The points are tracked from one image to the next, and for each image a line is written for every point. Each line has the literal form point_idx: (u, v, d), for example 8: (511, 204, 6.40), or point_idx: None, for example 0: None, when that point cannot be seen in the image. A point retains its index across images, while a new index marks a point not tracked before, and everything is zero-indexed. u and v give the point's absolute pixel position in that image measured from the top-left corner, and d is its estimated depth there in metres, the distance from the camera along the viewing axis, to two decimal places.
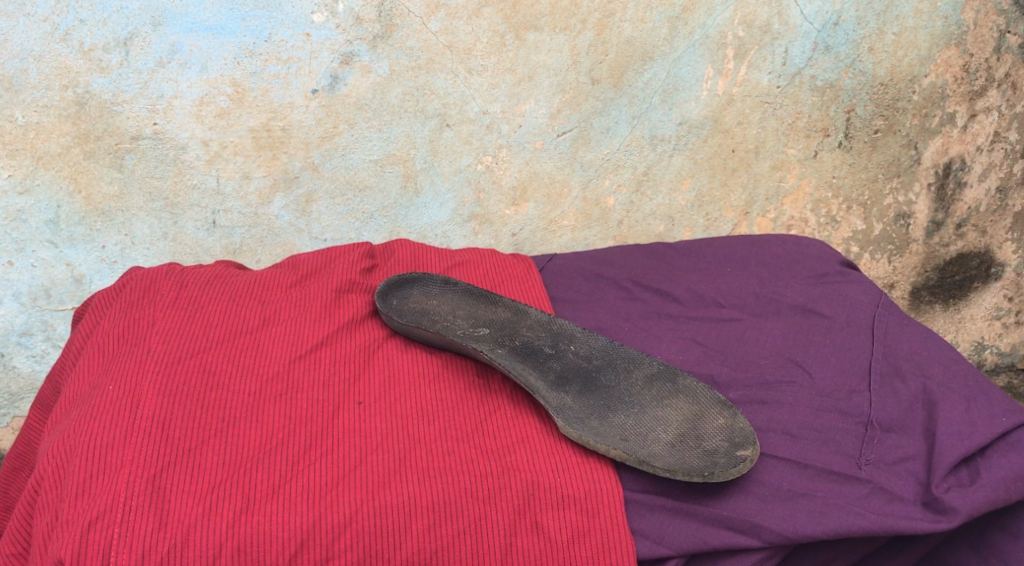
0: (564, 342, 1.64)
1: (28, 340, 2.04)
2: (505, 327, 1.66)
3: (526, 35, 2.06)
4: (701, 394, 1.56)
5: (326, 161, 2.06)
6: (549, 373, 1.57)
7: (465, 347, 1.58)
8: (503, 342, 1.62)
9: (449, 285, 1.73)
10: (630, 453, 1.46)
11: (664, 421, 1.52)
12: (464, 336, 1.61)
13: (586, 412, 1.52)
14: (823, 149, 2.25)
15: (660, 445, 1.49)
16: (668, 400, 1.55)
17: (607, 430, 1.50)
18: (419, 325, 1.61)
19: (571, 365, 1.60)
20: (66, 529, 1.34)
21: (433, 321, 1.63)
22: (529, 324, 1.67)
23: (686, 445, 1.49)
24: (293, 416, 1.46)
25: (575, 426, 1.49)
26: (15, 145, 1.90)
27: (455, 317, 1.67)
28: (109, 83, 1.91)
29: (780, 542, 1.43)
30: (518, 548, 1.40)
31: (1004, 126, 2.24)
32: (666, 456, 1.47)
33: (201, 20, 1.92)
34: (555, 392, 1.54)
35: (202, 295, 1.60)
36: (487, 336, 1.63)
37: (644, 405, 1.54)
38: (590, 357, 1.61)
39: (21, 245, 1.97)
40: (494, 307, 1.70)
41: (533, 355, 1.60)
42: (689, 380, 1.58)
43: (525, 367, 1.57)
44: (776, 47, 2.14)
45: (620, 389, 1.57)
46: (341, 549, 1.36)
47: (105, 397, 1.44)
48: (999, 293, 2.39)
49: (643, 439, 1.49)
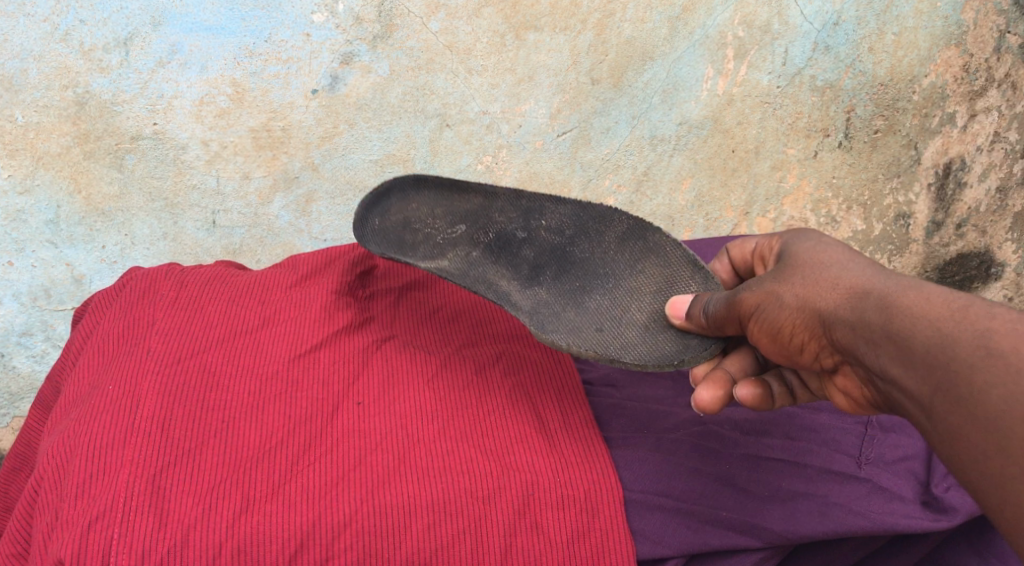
0: (534, 217, 1.57)
1: (28, 340, 2.03)
2: (478, 217, 1.58)
3: (525, 35, 2.08)
4: (671, 255, 1.50)
5: (326, 161, 2.06)
6: (523, 268, 1.54)
7: (440, 267, 1.53)
8: (477, 241, 1.57)
9: (422, 180, 1.60)
10: (605, 346, 1.44)
11: (639, 293, 1.49)
12: (443, 245, 1.56)
13: (562, 303, 1.51)
14: (823, 149, 2.26)
15: (633, 329, 1.46)
16: (639, 263, 1.51)
17: (583, 322, 1.48)
18: (401, 247, 1.55)
19: (543, 248, 1.56)
20: (66, 529, 1.34)
21: (416, 234, 1.57)
22: (502, 206, 1.57)
23: (659, 327, 1.46)
24: (292, 415, 1.45)
25: (551, 326, 1.47)
26: (15, 145, 1.91)
27: (433, 219, 1.59)
28: (109, 83, 1.93)
29: (779, 542, 1.44)
30: (517, 548, 1.39)
31: (1004, 126, 2.26)
32: (637, 348, 1.44)
33: (201, 20, 1.95)
34: (531, 291, 1.52)
35: (202, 295, 1.59)
36: (464, 238, 1.57)
37: (618, 278, 1.51)
38: (562, 229, 1.56)
39: (21, 244, 1.96)
40: (470, 194, 1.59)
41: (507, 246, 1.56)
42: (663, 232, 1.51)
43: (499, 271, 1.54)
44: (776, 47, 2.17)
45: (594, 263, 1.53)
46: (341, 549, 1.36)
47: (105, 397, 1.44)
48: (999, 293, 2.38)
49: (616, 323, 1.47)
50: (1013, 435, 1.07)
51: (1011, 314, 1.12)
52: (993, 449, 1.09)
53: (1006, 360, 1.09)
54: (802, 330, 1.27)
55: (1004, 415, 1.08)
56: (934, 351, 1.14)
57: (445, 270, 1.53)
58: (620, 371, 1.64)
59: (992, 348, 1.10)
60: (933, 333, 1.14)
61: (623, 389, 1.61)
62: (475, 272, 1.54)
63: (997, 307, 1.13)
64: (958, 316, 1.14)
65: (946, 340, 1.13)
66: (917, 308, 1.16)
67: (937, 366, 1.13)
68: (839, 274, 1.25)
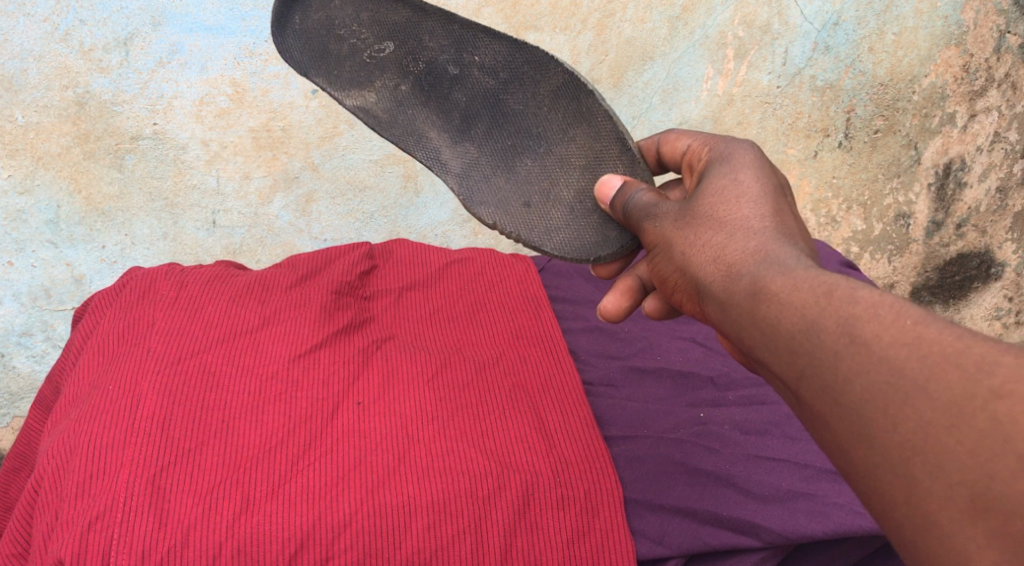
0: (467, 53, 1.39)
1: (28, 340, 2.02)
2: (407, 36, 1.40)
3: (526, 35, 2.07)
4: (601, 126, 1.36)
5: (326, 161, 2.07)
6: (454, 116, 1.40)
7: (367, 104, 1.39)
8: (407, 69, 1.40)
9: None
10: (530, 226, 1.35)
11: (568, 164, 1.37)
12: (370, 66, 1.40)
13: (492, 166, 1.39)
14: (823, 149, 2.26)
15: (561, 208, 1.36)
16: (571, 128, 1.37)
17: (510, 190, 1.37)
18: (324, 59, 1.40)
19: (476, 93, 1.40)
20: (66, 529, 1.34)
21: (340, 43, 1.40)
22: (432, 28, 1.39)
23: (585, 204, 1.35)
24: (292, 416, 1.45)
25: (479, 196, 1.37)
26: (15, 145, 1.91)
27: (357, 20, 1.40)
28: (109, 83, 1.94)
29: (780, 542, 1.41)
30: (517, 549, 1.38)
31: (1004, 126, 2.25)
32: (560, 230, 1.35)
33: (201, 20, 1.96)
34: (460, 147, 1.39)
35: (203, 295, 1.59)
36: (393, 62, 1.40)
37: (550, 143, 1.38)
38: (495, 71, 1.39)
39: (21, 244, 1.96)
40: (398, 5, 1.39)
41: (439, 82, 1.40)
42: (595, 95, 1.36)
43: (430, 118, 1.40)
44: (776, 47, 2.17)
45: (527, 120, 1.39)
46: (341, 549, 1.35)
47: (106, 397, 1.44)
48: (999, 293, 2.38)
49: (545, 198, 1.36)
50: (877, 427, 0.97)
51: (882, 299, 1.02)
52: (858, 440, 0.98)
53: (870, 349, 0.99)
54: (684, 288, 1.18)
55: (868, 406, 0.98)
56: (797, 338, 1.04)
57: (373, 119, 1.39)
58: (619, 371, 1.65)
59: (857, 336, 1.00)
60: (797, 322, 1.04)
61: (622, 389, 1.62)
62: (404, 119, 1.40)
63: (860, 288, 1.03)
64: (824, 302, 1.03)
65: (810, 328, 1.03)
66: (786, 292, 1.06)
67: (800, 353, 1.03)
68: (727, 234, 1.13)
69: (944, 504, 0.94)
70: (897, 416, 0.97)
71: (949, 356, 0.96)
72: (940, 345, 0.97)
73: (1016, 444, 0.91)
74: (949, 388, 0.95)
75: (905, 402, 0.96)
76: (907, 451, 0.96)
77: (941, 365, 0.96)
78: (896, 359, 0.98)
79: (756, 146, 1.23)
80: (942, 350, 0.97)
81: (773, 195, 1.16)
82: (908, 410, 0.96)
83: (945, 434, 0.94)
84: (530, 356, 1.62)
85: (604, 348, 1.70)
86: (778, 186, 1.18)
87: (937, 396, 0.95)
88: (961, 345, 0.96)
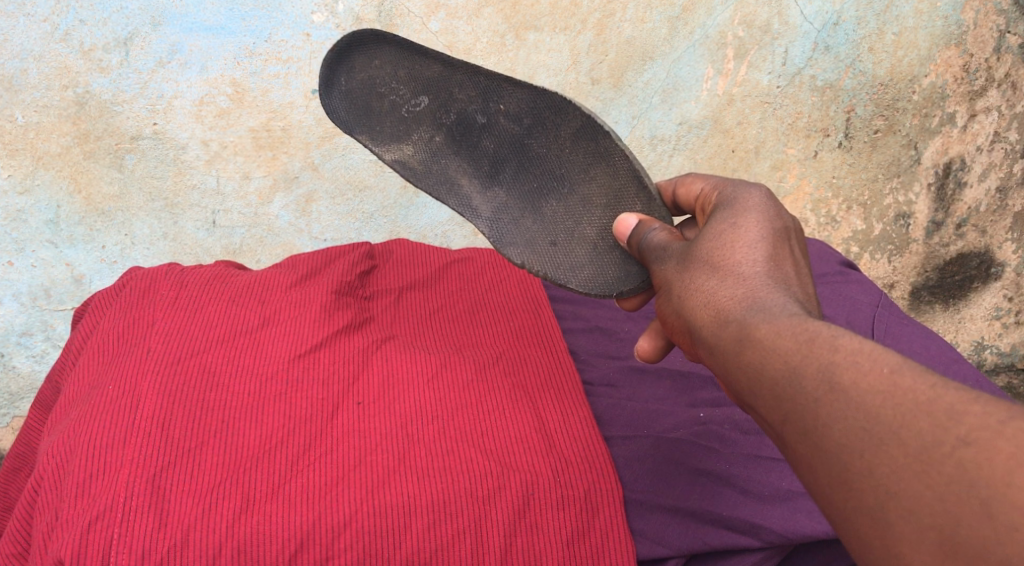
0: (493, 101, 1.42)
1: (28, 340, 2.03)
2: (438, 90, 1.44)
3: (526, 35, 2.09)
4: (621, 165, 1.37)
5: (326, 161, 2.07)
6: (484, 163, 1.43)
7: (405, 156, 1.44)
8: (439, 121, 1.44)
9: (380, 37, 1.44)
10: (555, 265, 1.37)
11: (590, 203, 1.38)
12: (408, 119, 1.45)
13: (520, 208, 1.41)
14: (823, 149, 2.27)
15: (584, 247, 1.38)
16: (592, 168, 1.39)
17: (538, 231, 1.40)
18: (365, 116, 1.45)
19: (504, 138, 1.43)
20: (66, 529, 1.34)
21: (382, 100, 1.45)
22: (459, 81, 1.43)
23: (608, 243, 1.37)
24: (292, 416, 1.45)
25: (509, 239, 1.40)
26: (15, 145, 1.92)
27: (394, 79, 1.45)
28: (109, 83, 1.94)
29: (780, 542, 1.41)
30: (517, 548, 1.38)
31: (1004, 127, 2.25)
32: (584, 271, 1.37)
33: (201, 20, 1.96)
34: (490, 193, 1.43)
35: (202, 295, 1.59)
36: (427, 115, 1.45)
37: (572, 183, 1.40)
38: (519, 117, 1.42)
39: (21, 245, 1.97)
40: (430, 60, 1.43)
41: (469, 132, 1.44)
42: (614, 136, 1.36)
43: (462, 166, 1.44)
44: (776, 47, 2.17)
45: (552, 161, 1.41)
46: (341, 549, 1.35)
47: (105, 396, 1.44)
48: (999, 293, 2.38)
49: (569, 238, 1.38)
50: (852, 471, 0.98)
51: (861, 346, 1.02)
52: (836, 481, 0.99)
53: (848, 397, 1.00)
54: (677, 330, 1.19)
55: (844, 451, 0.99)
56: (781, 384, 1.04)
57: (408, 170, 1.43)
58: (619, 371, 1.64)
59: (836, 384, 1.01)
60: (782, 368, 1.04)
61: (622, 389, 1.62)
62: (438, 168, 1.44)
63: (841, 334, 1.03)
64: (805, 349, 1.03)
65: (794, 375, 1.03)
66: (770, 339, 1.06)
67: (784, 399, 1.04)
68: (719, 278, 1.13)
69: (913, 547, 0.95)
70: (873, 461, 0.97)
71: (922, 405, 0.97)
72: (914, 394, 0.97)
73: (981, 491, 0.92)
74: (920, 436, 0.96)
75: (880, 448, 0.97)
76: (880, 494, 0.97)
77: (914, 414, 0.97)
78: (872, 407, 0.98)
79: (765, 191, 1.22)
80: (915, 399, 0.97)
81: (772, 240, 1.15)
82: (882, 457, 0.97)
83: (915, 479, 0.95)
84: (530, 356, 1.62)
85: (604, 349, 1.70)
86: (780, 231, 1.17)
87: (909, 442, 0.96)
88: (933, 393, 0.97)
